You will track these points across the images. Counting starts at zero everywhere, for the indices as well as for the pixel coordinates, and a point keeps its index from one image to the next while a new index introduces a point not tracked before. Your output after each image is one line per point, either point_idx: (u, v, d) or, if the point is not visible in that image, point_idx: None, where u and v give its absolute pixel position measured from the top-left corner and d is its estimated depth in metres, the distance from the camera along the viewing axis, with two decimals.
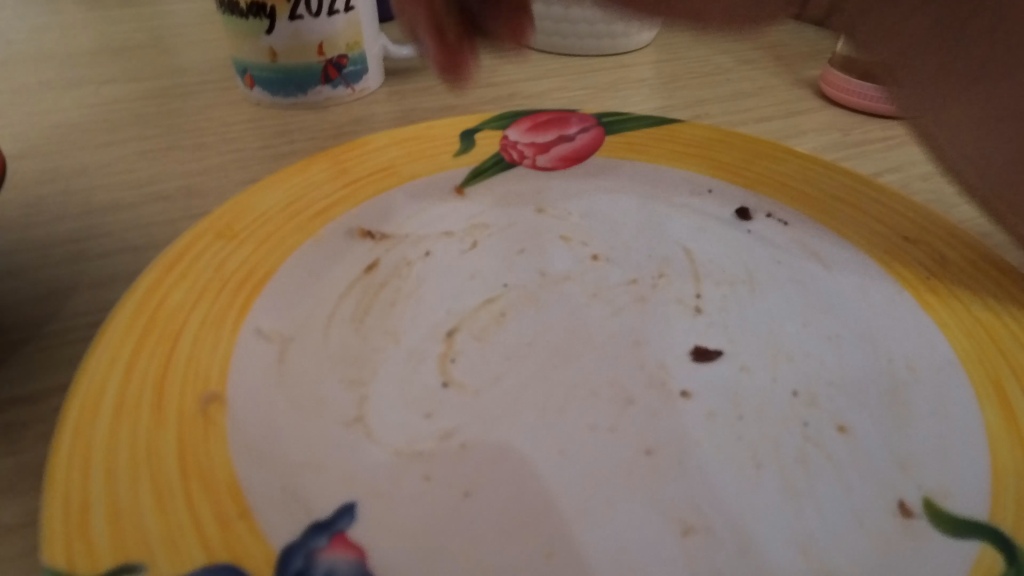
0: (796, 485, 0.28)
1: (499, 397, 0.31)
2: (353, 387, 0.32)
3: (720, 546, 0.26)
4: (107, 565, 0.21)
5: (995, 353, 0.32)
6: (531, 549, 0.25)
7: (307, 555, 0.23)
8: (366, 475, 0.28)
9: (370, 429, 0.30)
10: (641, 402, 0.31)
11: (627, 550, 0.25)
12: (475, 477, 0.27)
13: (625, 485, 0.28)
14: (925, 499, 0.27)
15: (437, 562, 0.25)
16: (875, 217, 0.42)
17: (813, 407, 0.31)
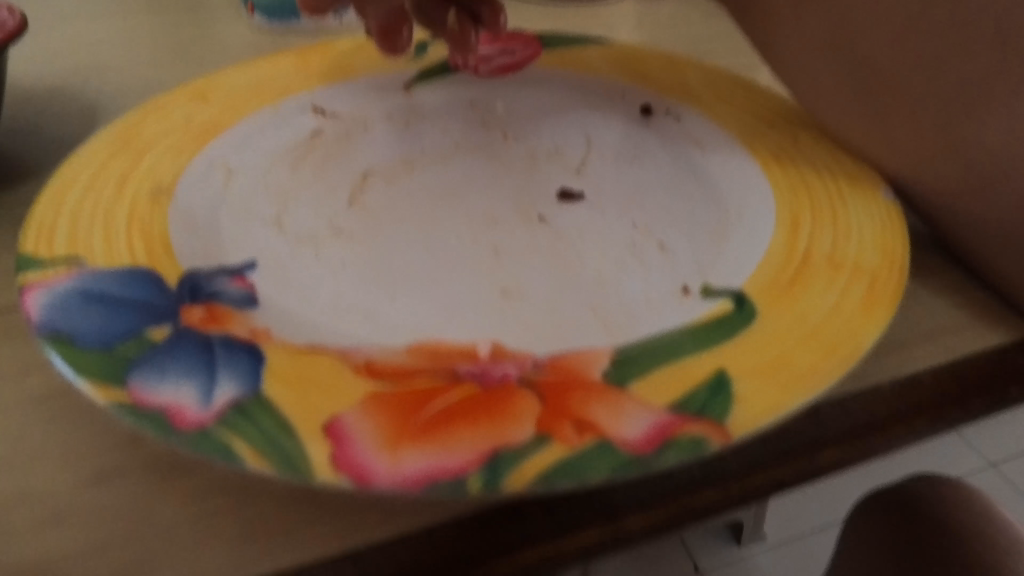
0: (606, 275, 0.34)
1: (387, 213, 0.39)
2: (276, 203, 0.39)
3: (527, 302, 0.32)
4: (60, 253, 0.30)
5: (807, 196, 0.37)
6: (379, 296, 0.32)
7: (211, 279, 0.32)
8: (267, 250, 0.35)
9: (281, 227, 0.37)
10: (503, 223, 0.38)
11: (451, 301, 0.32)
12: (354, 259, 0.35)
13: (467, 266, 0.34)
14: (703, 283, 0.33)
15: (302, 299, 0.32)
16: (757, 112, 0.47)
17: (646, 234, 0.37)
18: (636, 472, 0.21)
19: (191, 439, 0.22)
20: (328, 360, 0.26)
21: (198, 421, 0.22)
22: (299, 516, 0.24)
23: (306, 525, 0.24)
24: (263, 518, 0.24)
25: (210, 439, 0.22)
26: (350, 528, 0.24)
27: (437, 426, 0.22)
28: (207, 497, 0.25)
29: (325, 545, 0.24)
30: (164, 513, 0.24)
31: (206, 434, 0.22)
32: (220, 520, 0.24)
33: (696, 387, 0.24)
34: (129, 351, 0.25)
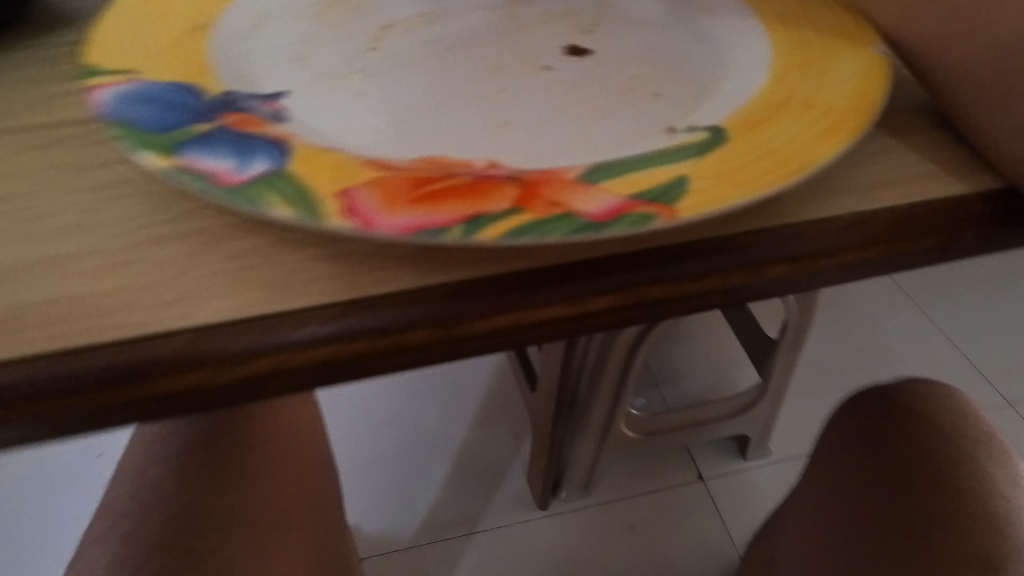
0: (599, 115, 0.37)
1: (405, 59, 0.42)
2: (304, 45, 0.42)
3: (523, 132, 0.36)
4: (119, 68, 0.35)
5: (803, 52, 0.39)
6: (392, 120, 0.36)
7: (245, 97, 0.35)
8: (294, 82, 0.39)
9: (307, 64, 0.41)
10: (510, 69, 0.41)
11: (455, 130, 0.36)
12: (371, 89, 0.39)
13: (472, 103, 0.38)
14: (689, 123, 0.35)
15: (324, 119, 0.36)
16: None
17: (643, 84, 0.40)
18: (590, 233, 0.25)
19: (229, 195, 0.26)
20: (344, 157, 0.30)
21: (238, 183, 0.27)
22: (317, 275, 0.29)
23: (322, 281, 0.29)
24: (287, 276, 0.29)
25: (244, 193, 0.26)
26: (358, 287, 0.28)
27: (428, 197, 0.26)
28: (240, 258, 0.29)
29: (336, 296, 0.28)
30: (207, 265, 0.29)
31: (243, 191, 0.26)
32: (252, 274, 0.29)
33: (655, 185, 0.28)
34: (180, 136, 0.30)
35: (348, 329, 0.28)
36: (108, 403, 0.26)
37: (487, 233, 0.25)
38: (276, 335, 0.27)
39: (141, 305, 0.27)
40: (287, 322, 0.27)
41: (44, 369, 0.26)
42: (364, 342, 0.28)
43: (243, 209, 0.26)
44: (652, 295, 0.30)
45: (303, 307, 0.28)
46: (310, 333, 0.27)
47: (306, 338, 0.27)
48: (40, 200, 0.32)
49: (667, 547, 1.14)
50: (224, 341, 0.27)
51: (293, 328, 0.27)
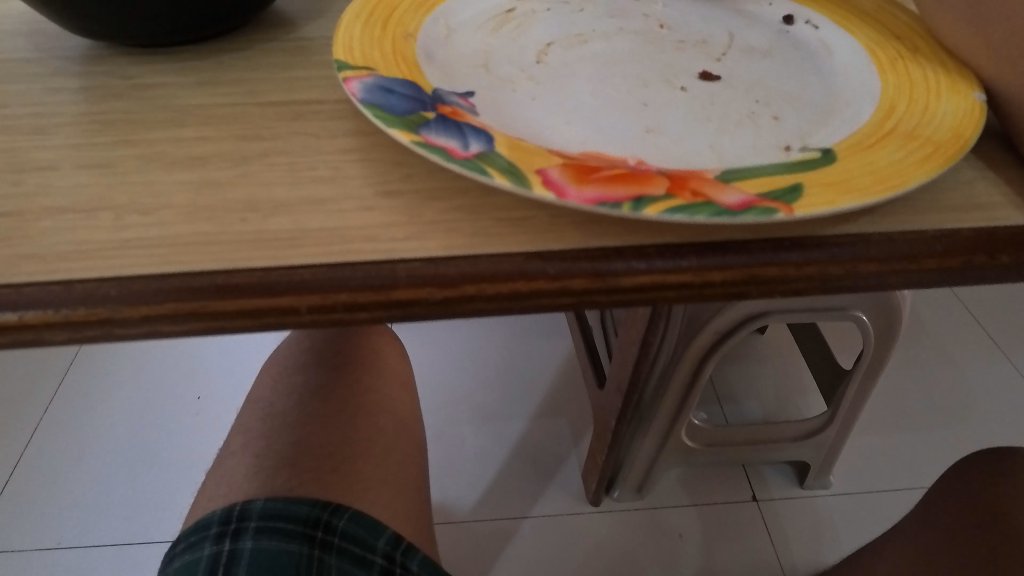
0: (726, 130, 0.46)
1: (565, 73, 0.52)
2: (484, 55, 0.53)
3: (663, 139, 0.45)
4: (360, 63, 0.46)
5: (909, 91, 0.45)
6: (557, 122, 0.46)
7: (449, 94, 0.46)
8: (479, 84, 0.49)
9: (488, 70, 0.51)
10: (652, 86, 0.50)
11: (609, 133, 0.45)
12: (540, 95, 0.49)
13: (622, 113, 0.47)
14: (802, 142, 0.43)
15: (506, 115, 0.46)
16: (891, 30, 0.53)
17: (764, 107, 0.48)
18: (728, 216, 0.33)
19: (459, 162, 0.36)
20: (532, 146, 0.40)
21: (464, 155, 0.37)
22: (507, 230, 0.39)
23: (511, 235, 0.38)
24: (485, 229, 0.39)
25: (471, 164, 0.36)
26: (537, 243, 0.38)
27: (604, 180, 0.36)
28: (449, 213, 0.40)
29: (522, 247, 0.38)
30: (426, 216, 0.39)
31: (470, 162, 0.36)
32: (459, 224, 0.39)
33: (778, 188, 0.36)
34: (415, 120, 0.40)
35: (529, 271, 0.37)
36: (358, 303, 0.36)
37: (650, 209, 0.33)
38: (478, 269, 0.37)
39: (382, 238, 0.38)
40: (487, 262, 0.37)
41: (322, 274, 0.36)
42: (540, 282, 0.37)
43: (469, 174, 0.36)
44: (764, 274, 0.38)
45: (498, 253, 0.37)
46: (502, 271, 0.37)
47: (500, 274, 0.37)
48: (301, 158, 0.44)
49: (716, 556, 1.19)
50: (443, 269, 0.37)
51: (491, 266, 0.37)
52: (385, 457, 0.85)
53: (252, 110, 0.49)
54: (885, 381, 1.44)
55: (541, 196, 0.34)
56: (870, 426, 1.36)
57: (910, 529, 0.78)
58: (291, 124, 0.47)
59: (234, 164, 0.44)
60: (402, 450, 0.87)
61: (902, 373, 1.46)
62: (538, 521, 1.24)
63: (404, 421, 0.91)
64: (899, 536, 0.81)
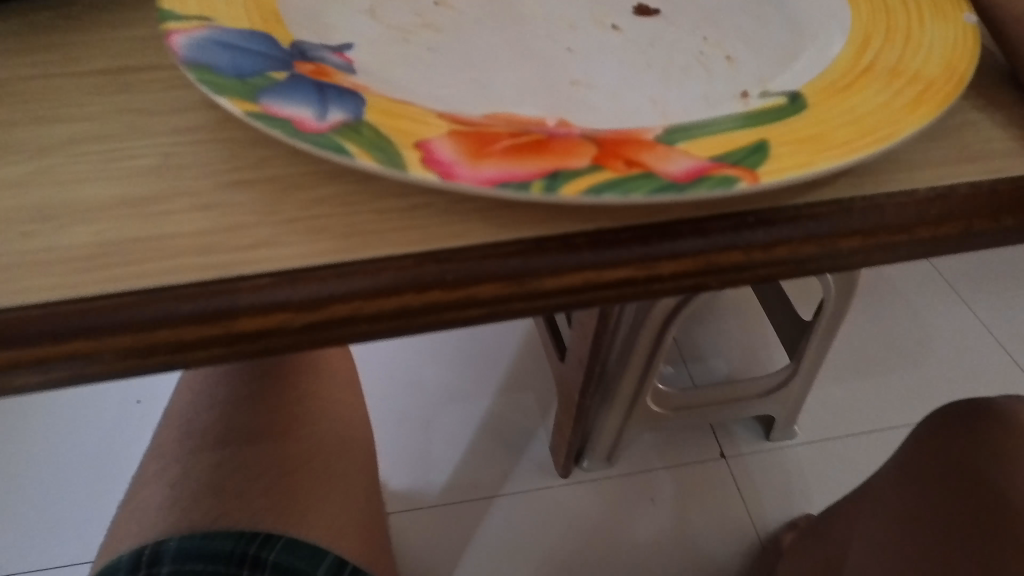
0: (671, 79, 0.37)
1: (473, 17, 0.42)
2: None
3: (594, 92, 0.35)
4: (193, 12, 0.35)
5: (887, 18, 0.37)
6: (463, 76, 0.36)
7: (316, 48, 0.36)
8: (364, 34, 0.39)
9: (376, 16, 0.41)
10: (579, 28, 0.40)
11: (525, 89, 0.36)
12: (441, 44, 0.39)
13: (543, 63, 0.38)
14: (763, 89, 0.35)
15: (394, 70, 0.36)
16: None
17: (715, 47, 0.39)
18: (674, 194, 0.24)
19: (307, 137, 0.26)
20: (419, 110, 0.30)
21: (318, 126, 0.27)
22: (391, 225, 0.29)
23: (397, 232, 0.29)
24: (360, 226, 0.29)
25: (325, 138, 0.26)
26: (432, 239, 0.29)
27: (506, 152, 0.27)
28: (313, 207, 0.30)
29: (411, 247, 0.28)
30: (282, 211, 0.29)
31: (325, 137, 0.26)
32: (327, 220, 0.29)
33: (736, 149, 0.27)
34: (257, 82, 0.30)
35: (422, 278, 0.28)
36: (186, 341, 0.27)
37: (568, 189, 0.25)
38: (355, 281, 0.27)
39: (220, 246, 0.28)
40: (364, 270, 0.28)
41: (129, 306, 0.26)
42: (436, 292, 0.28)
43: (323, 152, 0.26)
44: (722, 262, 0.30)
45: (379, 257, 0.28)
46: (385, 282, 0.27)
47: (381, 287, 0.27)
48: (127, 143, 0.33)
49: (690, 517, 1.16)
50: (304, 285, 0.27)
51: (370, 275, 0.28)
52: (325, 468, 0.75)
53: (68, 82, 0.37)
54: (846, 328, 1.42)
55: (421, 181, 0.25)
56: (835, 376, 1.34)
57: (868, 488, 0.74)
58: (117, 98, 0.36)
59: (34, 156, 0.33)
60: (344, 457, 0.77)
61: (866, 320, 1.42)
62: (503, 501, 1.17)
63: (343, 422, 0.82)
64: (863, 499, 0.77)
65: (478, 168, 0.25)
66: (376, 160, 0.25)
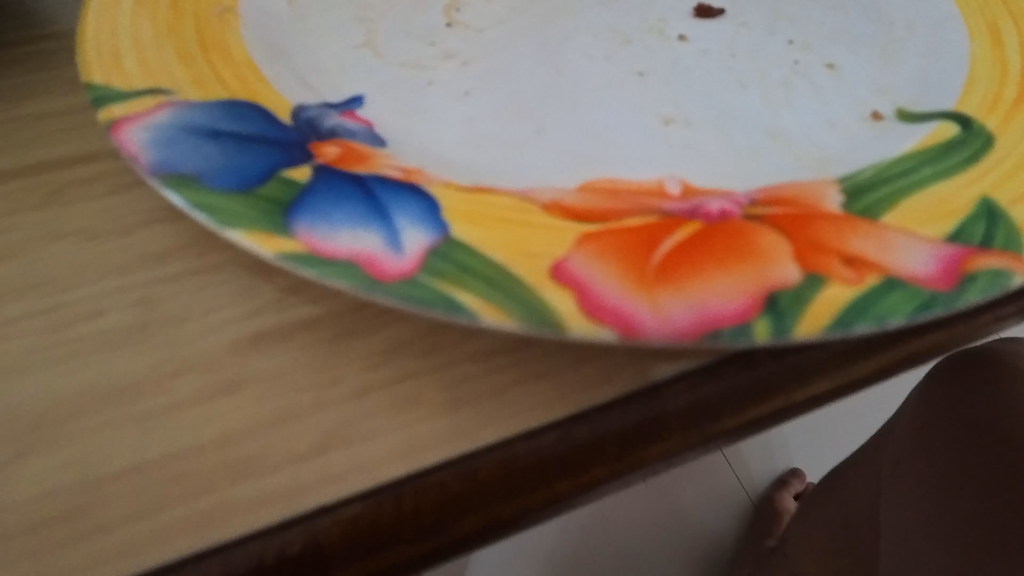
0: (777, 101, 0.29)
1: (501, 34, 0.32)
2: (362, 23, 0.32)
3: (695, 131, 0.28)
4: (141, 85, 0.24)
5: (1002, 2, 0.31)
6: (522, 126, 0.27)
7: (321, 113, 0.26)
8: (372, 80, 0.29)
9: (378, 52, 0.31)
10: (637, 41, 0.32)
11: (609, 135, 0.28)
12: (476, 81, 0.30)
13: (614, 93, 0.29)
14: (896, 108, 0.28)
15: (435, 130, 0.27)
16: None
17: (807, 51, 0.32)
18: (942, 309, 0.17)
19: (393, 288, 0.17)
20: (511, 199, 0.22)
21: (401, 268, 0.18)
22: (508, 378, 0.20)
23: (517, 388, 0.20)
24: (468, 385, 0.20)
25: (419, 287, 0.17)
26: (571, 391, 0.20)
27: (680, 267, 0.19)
28: (386, 365, 0.21)
29: (550, 411, 0.20)
30: (347, 381, 0.20)
31: (414, 284, 0.17)
32: (418, 386, 0.20)
33: (966, 217, 0.20)
34: (274, 192, 0.20)
35: (578, 459, 0.20)
36: None
37: (808, 323, 0.17)
38: (491, 484, 0.19)
39: (269, 461, 0.19)
40: (497, 459, 0.19)
41: None
42: (599, 470, 0.20)
43: (425, 314, 0.17)
44: (924, 348, 0.23)
45: (508, 435, 0.19)
46: (528, 469, 0.19)
47: (520, 477, 0.19)
48: (74, 294, 0.22)
49: (680, 503, 0.75)
50: (417, 497, 0.18)
51: (506, 466, 0.19)
52: None
53: None
54: None
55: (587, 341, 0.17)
56: None
57: (879, 458, 0.53)
58: (35, 217, 0.24)
59: None
60: None
61: None
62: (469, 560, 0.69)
63: None
64: (865, 475, 0.54)
65: (665, 309, 0.17)
66: (510, 318, 0.17)
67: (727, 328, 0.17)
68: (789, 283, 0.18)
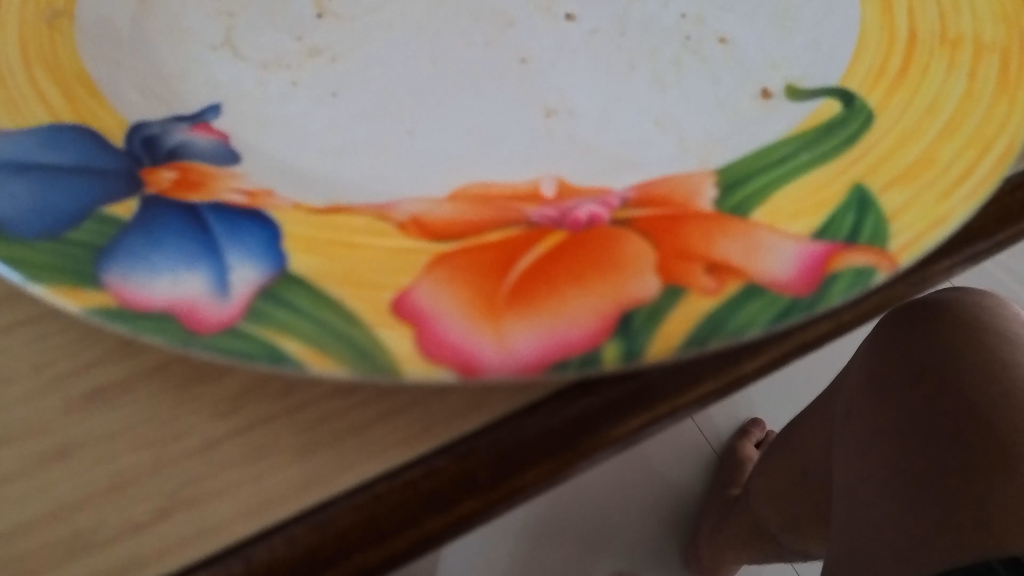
0: (667, 81, 0.28)
1: (375, 21, 0.29)
2: (218, 14, 0.28)
3: (578, 123, 0.26)
4: None
5: None
6: (392, 128, 0.26)
7: (165, 130, 0.24)
8: (230, 85, 0.27)
9: (236, 52, 0.28)
10: (523, 23, 0.29)
11: (488, 132, 0.26)
12: (344, 78, 0.27)
13: (494, 84, 0.27)
14: (785, 82, 0.27)
15: (298, 141, 0.25)
16: None
17: (701, 25, 0.29)
18: (800, 316, 0.17)
19: (215, 340, 0.16)
20: (364, 218, 0.20)
21: (225, 318, 0.16)
22: (369, 414, 0.19)
23: (380, 423, 0.19)
24: (326, 429, 0.19)
25: (244, 337, 0.16)
26: (436, 424, 0.19)
27: (533, 289, 0.17)
28: (238, 411, 0.19)
29: (413, 446, 0.19)
30: (196, 433, 0.19)
31: (239, 335, 0.16)
32: (272, 432, 0.19)
33: (835, 208, 0.19)
34: (91, 234, 0.18)
35: (443, 495, 0.19)
36: None
37: (661, 343, 0.16)
38: (349, 533, 0.18)
39: (107, 531, 0.17)
40: (356, 504, 0.18)
41: None
42: (468, 502, 0.19)
43: (251, 366, 0.16)
44: (808, 339, 0.23)
45: (368, 476, 0.19)
46: (389, 511, 0.18)
47: (382, 524, 0.18)
48: None
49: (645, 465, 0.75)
50: (268, 556, 0.17)
51: (365, 511, 0.18)
52: None
53: None
54: None
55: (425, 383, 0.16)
56: None
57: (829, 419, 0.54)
58: None
59: None
60: None
61: None
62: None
63: None
64: (814, 436, 0.56)
65: (511, 341, 0.16)
66: (340, 365, 0.16)
67: (570, 358, 0.16)
68: (646, 299, 0.17)
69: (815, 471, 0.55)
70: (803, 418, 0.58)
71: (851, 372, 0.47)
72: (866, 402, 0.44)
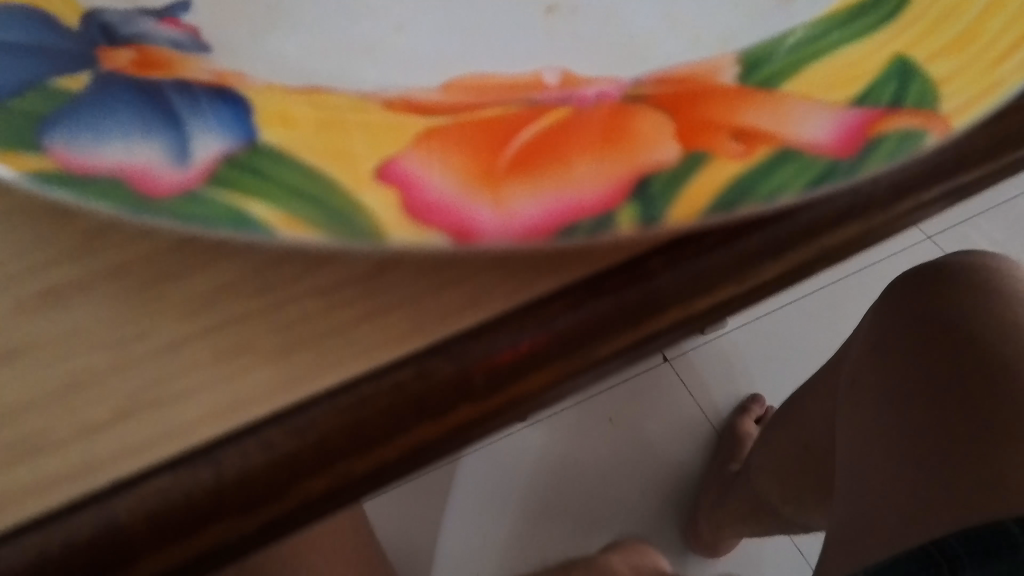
0: None
1: None
2: None
3: (583, 19, 0.24)
4: None
5: None
6: (378, 24, 0.23)
7: (126, 18, 0.21)
8: None
9: None
10: None
11: (484, 28, 0.23)
12: None
13: None
14: None
15: (273, 35, 0.22)
16: None
17: None
18: (837, 180, 0.15)
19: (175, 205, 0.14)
20: (345, 98, 0.18)
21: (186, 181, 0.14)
22: (353, 313, 0.17)
23: (366, 322, 0.17)
24: (305, 330, 0.17)
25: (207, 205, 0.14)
26: (428, 324, 0.17)
27: (536, 157, 0.15)
28: (208, 311, 0.17)
29: (401, 347, 0.17)
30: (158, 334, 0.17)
31: (201, 202, 0.14)
32: (245, 332, 0.17)
33: (873, 79, 0.17)
34: (32, 104, 0.16)
35: (435, 399, 0.17)
36: None
37: (684, 209, 0.14)
38: (330, 442, 0.16)
39: (60, 436, 0.15)
40: (338, 408, 0.16)
41: None
42: (462, 408, 0.17)
43: (213, 235, 0.14)
44: (835, 244, 0.21)
45: (352, 378, 0.17)
46: (376, 416, 0.16)
47: (366, 431, 0.17)
48: None
49: (645, 432, 0.73)
50: (238, 463, 0.16)
51: (348, 415, 0.16)
52: None
53: None
54: None
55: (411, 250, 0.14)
56: None
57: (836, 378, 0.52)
58: None
59: None
60: None
61: None
62: (439, 494, 0.69)
63: None
64: (820, 395, 0.54)
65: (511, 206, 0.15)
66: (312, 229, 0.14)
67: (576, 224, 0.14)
68: (664, 164, 0.15)
69: (821, 432, 0.53)
70: (811, 378, 0.56)
71: (861, 331, 0.45)
72: (875, 367, 0.43)
